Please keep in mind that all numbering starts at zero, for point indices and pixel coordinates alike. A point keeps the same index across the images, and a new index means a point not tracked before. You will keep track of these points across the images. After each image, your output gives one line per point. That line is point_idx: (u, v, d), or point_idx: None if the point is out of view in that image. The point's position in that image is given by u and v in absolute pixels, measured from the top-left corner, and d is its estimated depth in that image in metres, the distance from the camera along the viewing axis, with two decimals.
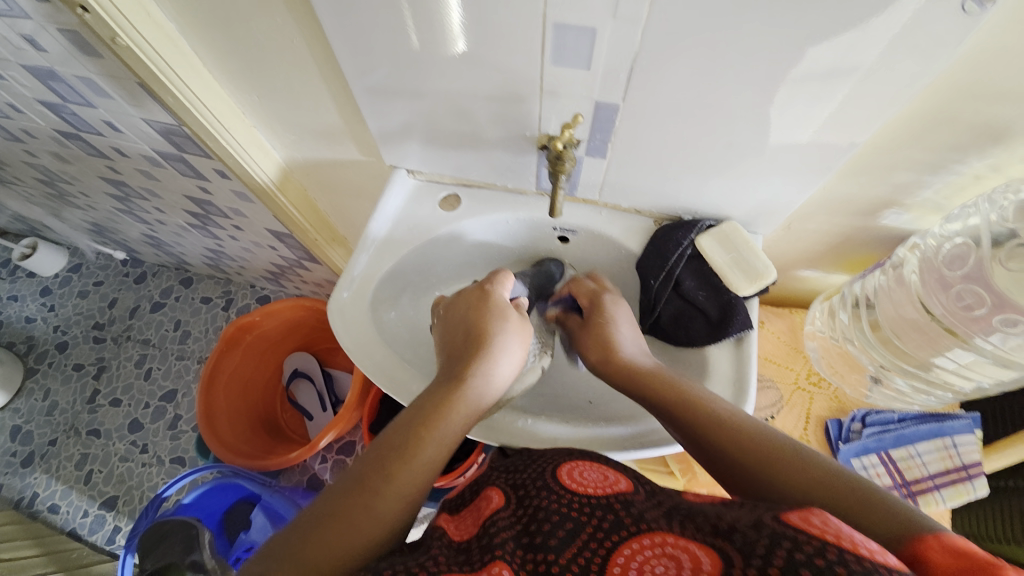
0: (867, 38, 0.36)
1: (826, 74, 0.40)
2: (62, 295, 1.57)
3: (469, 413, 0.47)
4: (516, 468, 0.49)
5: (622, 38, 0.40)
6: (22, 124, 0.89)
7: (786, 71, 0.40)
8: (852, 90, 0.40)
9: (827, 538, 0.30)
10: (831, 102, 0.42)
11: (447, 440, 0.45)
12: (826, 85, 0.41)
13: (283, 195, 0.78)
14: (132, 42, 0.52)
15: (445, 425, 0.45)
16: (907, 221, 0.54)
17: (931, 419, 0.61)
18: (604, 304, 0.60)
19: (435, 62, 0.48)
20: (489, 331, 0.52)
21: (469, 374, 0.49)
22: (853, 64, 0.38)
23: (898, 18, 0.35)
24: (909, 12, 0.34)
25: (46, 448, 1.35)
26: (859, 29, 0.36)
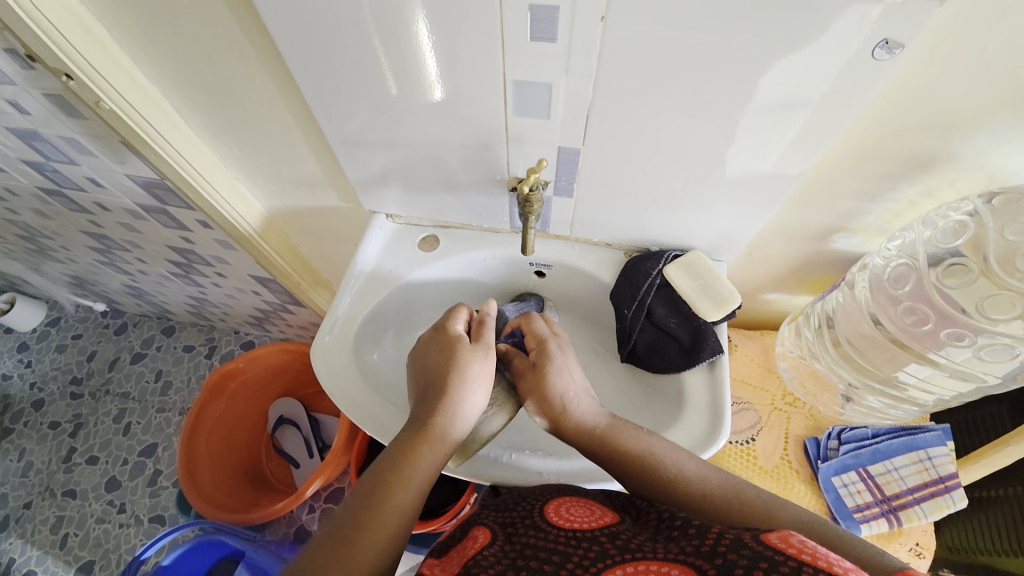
0: (793, 78, 0.40)
1: (770, 110, 0.43)
2: (39, 351, 1.54)
3: (438, 454, 0.48)
4: (507, 507, 0.49)
5: (577, 91, 0.44)
6: (4, 183, 0.90)
7: (743, 105, 0.43)
8: (802, 122, 0.44)
9: (803, 559, 0.31)
10: (782, 135, 0.45)
11: (417, 484, 0.46)
12: (779, 117, 0.44)
13: (265, 242, 0.80)
14: (116, 105, 0.55)
15: (416, 469, 0.46)
16: (855, 244, 0.58)
17: (903, 433, 0.64)
18: (554, 349, 0.56)
19: (407, 112, 0.51)
20: (452, 369, 0.52)
21: (435, 417, 0.49)
22: (786, 104, 0.42)
23: (825, 63, 0.39)
24: (836, 60, 0.38)
25: (19, 512, 1.29)
26: (799, 68, 0.39)
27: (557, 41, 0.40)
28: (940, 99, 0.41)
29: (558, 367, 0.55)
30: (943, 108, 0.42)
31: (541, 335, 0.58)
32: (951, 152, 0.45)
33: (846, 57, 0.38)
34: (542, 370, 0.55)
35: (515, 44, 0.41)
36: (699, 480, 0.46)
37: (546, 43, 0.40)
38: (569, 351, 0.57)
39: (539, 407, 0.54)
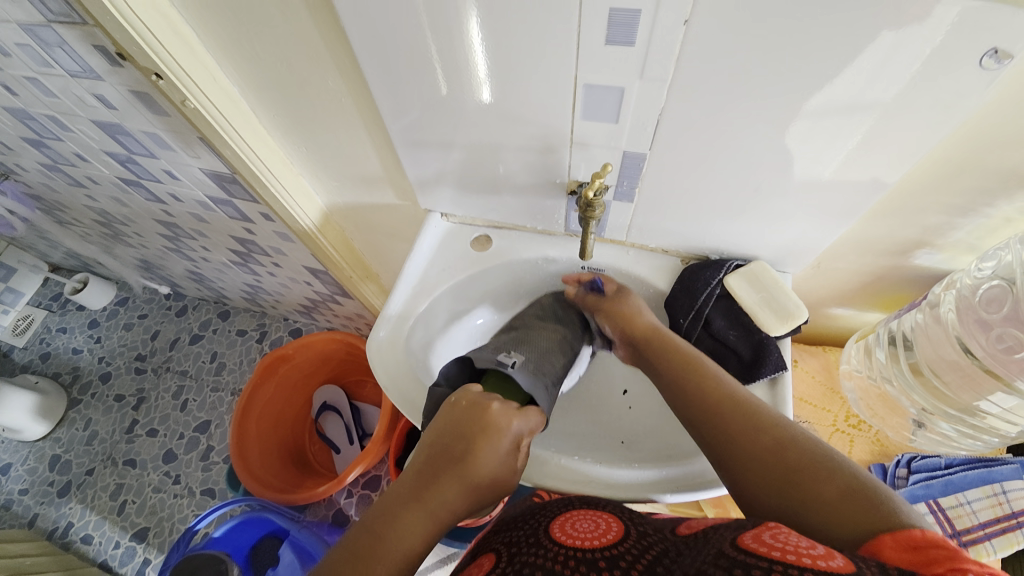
0: (886, 83, 0.38)
1: (832, 113, 0.41)
2: (108, 328, 1.66)
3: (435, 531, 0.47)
4: (514, 527, 0.50)
5: (648, 96, 0.43)
6: (87, 172, 0.97)
7: (798, 104, 0.41)
8: (865, 128, 0.41)
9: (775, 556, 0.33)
10: (846, 141, 0.43)
11: (409, 554, 0.45)
12: (843, 121, 0.41)
13: (323, 236, 0.83)
14: (201, 104, 0.58)
15: (408, 540, 0.45)
16: (939, 261, 0.54)
17: (979, 465, 0.59)
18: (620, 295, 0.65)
19: (470, 113, 0.51)
20: (481, 460, 0.48)
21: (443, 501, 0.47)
22: (874, 111, 0.40)
23: (899, 64, 0.36)
24: (909, 65, 0.36)
25: (83, 478, 1.40)
26: (868, 72, 0.37)
27: (633, 45, 0.39)
28: None
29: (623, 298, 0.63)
30: None
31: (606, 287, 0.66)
32: None
33: (924, 59, 0.36)
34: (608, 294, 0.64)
35: (588, 47, 0.41)
36: (755, 415, 0.47)
37: (620, 48, 0.40)
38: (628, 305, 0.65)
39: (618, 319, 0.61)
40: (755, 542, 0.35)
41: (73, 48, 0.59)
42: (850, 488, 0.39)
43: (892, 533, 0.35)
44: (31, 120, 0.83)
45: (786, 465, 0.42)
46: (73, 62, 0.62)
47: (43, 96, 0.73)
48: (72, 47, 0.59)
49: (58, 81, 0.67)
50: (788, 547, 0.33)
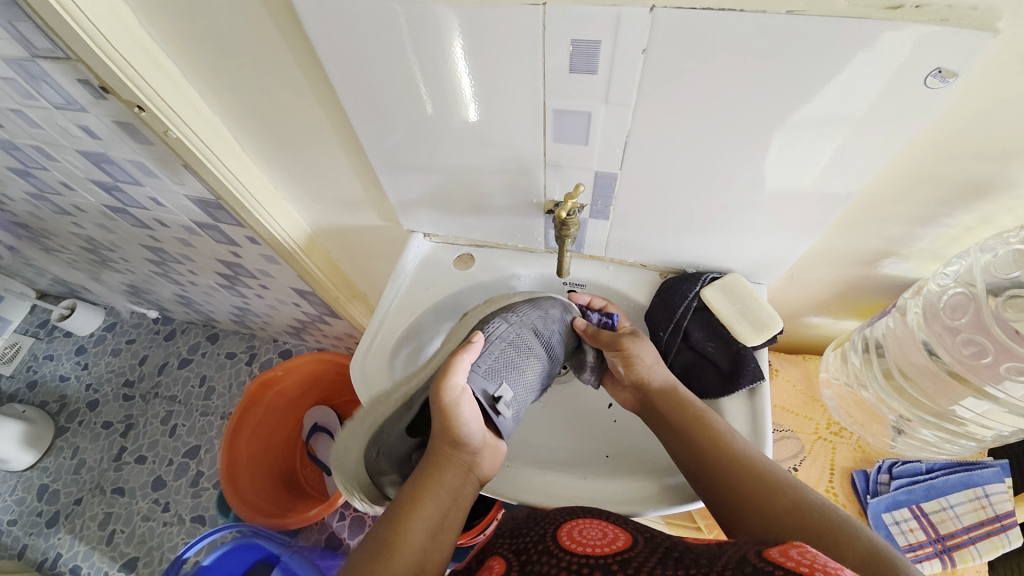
0: (847, 98, 0.39)
1: (809, 126, 0.42)
2: (96, 354, 1.64)
3: (434, 523, 0.48)
4: (520, 534, 0.52)
5: (616, 119, 0.45)
6: (73, 200, 0.97)
7: (785, 118, 0.42)
8: (840, 140, 0.43)
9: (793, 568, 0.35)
10: (822, 151, 0.44)
11: (414, 550, 0.45)
12: (819, 132, 0.42)
13: (309, 257, 0.83)
14: (182, 134, 0.59)
15: (409, 533, 0.46)
16: (906, 269, 0.56)
17: (959, 468, 0.60)
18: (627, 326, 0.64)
19: (445, 137, 0.52)
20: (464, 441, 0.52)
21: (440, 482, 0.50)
22: (829, 128, 0.42)
23: (865, 82, 0.38)
24: (876, 81, 0.38)
25: (71, 508, 1.37)
26: (838, 90, 0.39)
27: (597, 72, 0.41)
28: (1000, 120, 0.39)
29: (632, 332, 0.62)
30: (1002, 133, 0.40)
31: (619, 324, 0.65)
32: (1010, 178, 0.43)
33: (887, 78, 0.37)
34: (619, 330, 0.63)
35: (555, 75, 0.42)
36: (766, 475, 0.47)
37: (585, 75, 0.41)
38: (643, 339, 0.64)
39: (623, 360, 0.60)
40: (782, 555, 0.37)
41: (57, 81, 0.60)
42: (869, 552, 0.40)
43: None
44: (16, 151, 0.84)
45: (805, 529, 0.43)
46: (57, 95, 0.63)
47: (28, 126, 0.73)
48: (54, 79, 0.60)
49: (42, 112, 0.68)
50: (816, 562, 0.35)
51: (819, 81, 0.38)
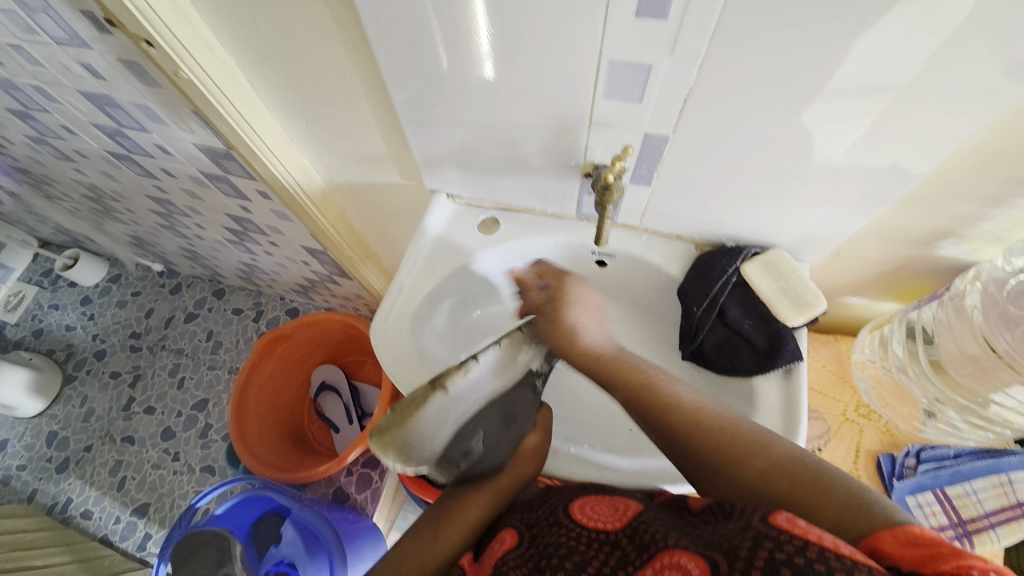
0: (906, 60, 0.36)
1: (848, 93, 0.39)
2: (101, 305, 1.63)
3: (489, 505, 0.57)
4: (532, 509, 0.54)
5: (676, 74, 0.41)
6: (74, 145, 0.93)
7: (835, 86, 0.39)
8: (882, 110, 0.40)
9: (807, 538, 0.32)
10: (861, 121, 0.41)
11: (467, 523, 0.56)
12: (854, 102, 0.40)
13: (323, 215, 0.80)
14: (193, 75, 0.54)
15: (464, 516, 0.56)
16: (964, 252, 0.53)
17: (986, 454, 0.59)
18: (571, 289, 0.59)
19: (481, 90, 0.48)
20: (532, 449, 0.59)
21: (499, 480, 0.59)
22: (914, 97, 0.38)
23: (930, 42, 0.34)
24: (923, 51, 0.35)
25: (81, 455, 1.40)
26: (886, 55, 0.36)
27: (666, 19, 0.37)
28: None
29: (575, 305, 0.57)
30: None
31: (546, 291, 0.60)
32: None
33: (947, 42, 0.34)
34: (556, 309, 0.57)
35: (616, 21, 0.38)
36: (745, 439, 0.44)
37: (653, 20, 0.37)
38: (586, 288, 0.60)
39: (552, 342, 0.57)
40: (790, 523, 0.34)
41: (55, 11, 0.55)
42: None
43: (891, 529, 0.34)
44: (14, 90, 0.79)
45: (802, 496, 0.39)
46: (56, 27, 0.58)
47: (26, 63, 0.68)
48: (54, 11, 0.55)
49: (40, 47, 0.63)
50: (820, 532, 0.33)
51: (898, 44, 0.35)
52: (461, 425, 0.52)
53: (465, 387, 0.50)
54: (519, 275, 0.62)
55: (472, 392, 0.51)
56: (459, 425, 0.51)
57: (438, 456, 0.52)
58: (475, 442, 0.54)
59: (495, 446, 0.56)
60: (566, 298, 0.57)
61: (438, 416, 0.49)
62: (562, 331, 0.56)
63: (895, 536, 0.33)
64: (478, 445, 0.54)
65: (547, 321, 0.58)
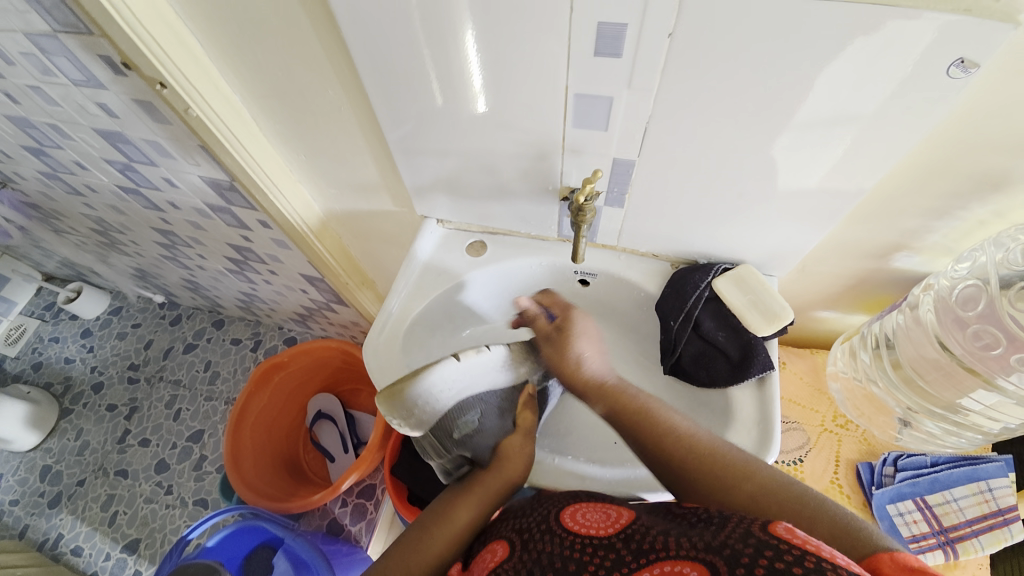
0: (841, 87, 0.40)
1: (818, 125, 0.43)
2: (101, 337, 1.65)
3: (479, 509, 0.59)
4: (524, 513, 0.54)
5: (636, 104, 0.45)
6: (86, 180, 0.98)
7: (790, 116, 0.43)
8: (824, 135, 0.44)
9: (806, 548, 0.35)
10: (830, 151, 0.45)
11: (456, 530, 0.58)
12: (819, 134, 0.44)
13: (320, 242, 0.84)
14: (202, 112, 0.59)
15: (453, 522, 0.58)
16: (918, 263, 0.56)
17: (964, 462, 0.60)
18: (576, 319, 0.63)
19: (465, 121, 0.53)
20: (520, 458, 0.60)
21: (487, 484, 0.60)
22: (852, 124, 0.43)
23: (857, 73, 0.39)
24: (852, 80, 0.40)
25: (74, 489, 1.39)
26: (852, 86, 0.40)
27: (621, 56, 0.41)
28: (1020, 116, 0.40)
29: (580, 334, 0.62)
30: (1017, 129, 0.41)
31: (561, 308, 0.65)
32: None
33: (868, 73, 0.39)
34: (563, 335, 0.63)
35: (578, 59, 0.43)
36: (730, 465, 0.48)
37: (610, 58, 0.42)
38: (590, 321, 0.64)
39: (557, 366, 0.62)
40: (789, 534, 0.37)
41: (78, 59, 0.61)
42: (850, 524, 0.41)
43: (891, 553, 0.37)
44: (33, 129, 0.85)
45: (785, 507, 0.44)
46: (78, 73, 0.63)
47: (47, 105, 0.74)
48: (78, 59, 0.61)
49: (62, 90, 0.69)
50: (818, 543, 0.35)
51: (828, 72, 0.39)
52: (459, 404, 0.56)
53: (473, 362, 0.55)
54: (524, 305, 0.67)
55: (478, 372, 0.56)
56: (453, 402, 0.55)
57: (431, 424, 0.55)
58: (467, 421, 0.58)
59: (489, 428, 0.60)
60: (575, 329, 0.62)
61: (446, 382, 0.53)
62: (565, 364, 0.62)
63: (895, 560, 0.36)
64: (473, 421, 0.59)
65: (551, 349, 0.63)
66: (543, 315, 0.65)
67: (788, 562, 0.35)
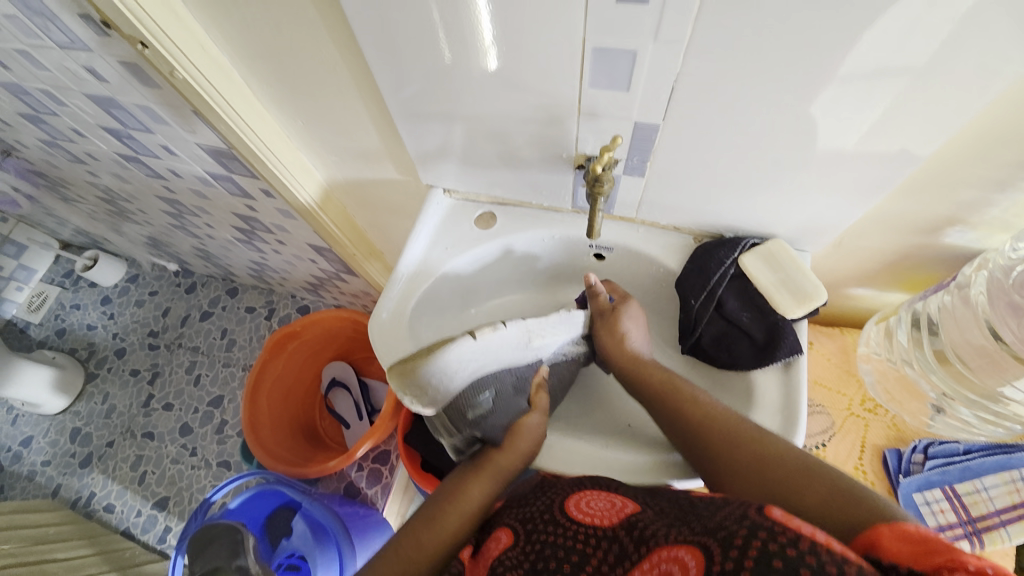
0: (904, 36, 0.34)
1: (860, 78, 0.38)
2: (121, 304, 1.67)
3: (490, 486, 0.58)
4: (527, 502, 0.53)
5: (660, 61, 0.40)
6: (87, 149, 0.95)
7: (832, 71, 0.38)
8: (877, 94, 0.39)
9: (805, 532, 0.33)
10: (870, 108, 0.40)
11: (468, 510, 0.57)
12: (867, 87, 0.38)
13: (324, 212, 0.80)
14: (189, 74, 0.55)
15: (464, 501, 0.57)
16: (971, 240, 0.51)
17: (998, 450, 0.56)
18: (630, 303, 0.61)
19: (473, 82, 0.48)
20: (524, 432, 0.57)
21: (495, 460, 0.58)
22: (901, 77, 0.37)
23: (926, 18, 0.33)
24: (918, 29, 0.34)
25: (104, 449, 1.45)
26: (905, 31, 0.34)
27: (647, 3, 0.36)
28: None
29: (631, 316, 0.60)
30: None
31: (621, 294, 0.62)
32: None
33: (940, 18, 0.33)
34: (616, 318, 0.60)
35: (598, 7, 0.37)
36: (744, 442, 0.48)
37: (635, 6, 0.36)
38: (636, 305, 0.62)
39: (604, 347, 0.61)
40: (786, 517, 0.34)
41: (59, 17, 0.57)
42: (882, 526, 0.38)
43: (889, 524, 0.35)
44: (26, 95, 0.81)
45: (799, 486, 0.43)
46: (62, 34, 0.59)
47: (36, 69, 0.70)
48: (58, 17, 0.56)
49: (47, 53, 0.65)
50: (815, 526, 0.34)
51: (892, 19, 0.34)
52: (475, 384, 0.52)
53: (492, 339, 0.51)
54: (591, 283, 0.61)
55: (498, 349, 0.52)
56: (468, 381, 0.51)
57: (445, 402, 0.52)
58: (483, 401, 0.53)
59: (502, 409, 0.55)
60: (629, 313, 0.60)
61: (460, 358, 0.49)
62: (615, 346, 0.60)
63: (896, 533, 0.34)
64: (487, 404, 0.54)
65: (606, 332, 0.61)
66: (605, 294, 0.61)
67: (782, 544, 0.33)
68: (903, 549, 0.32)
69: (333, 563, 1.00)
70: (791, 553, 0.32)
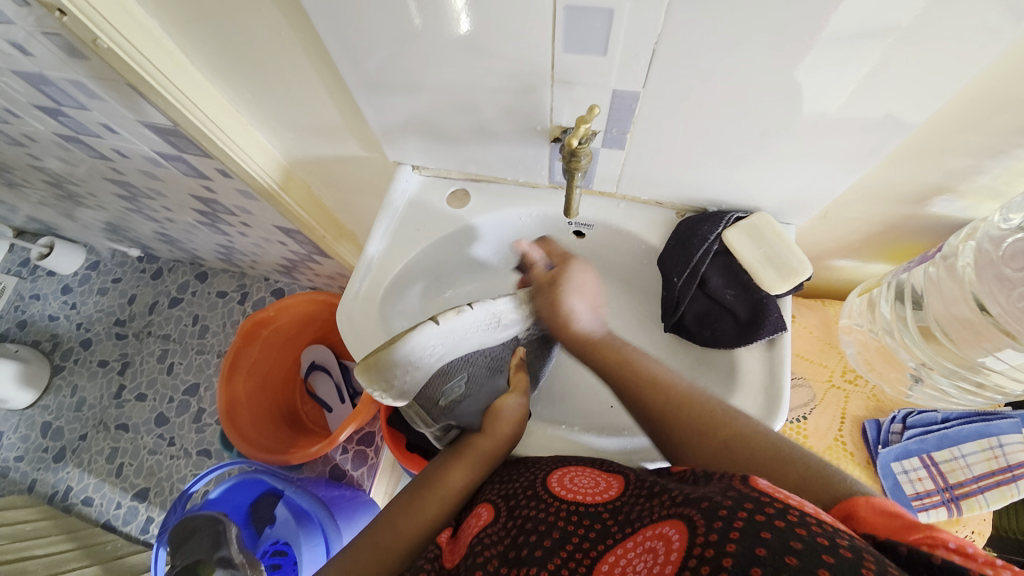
0: None
1: (847, 40, 0.35)
2: (83, 293, 1.58)
3: (472, 471, 0.56)
4: (510, 479, 0.53)
5: (641, 20, 0.36)
6: (23, 129, 0.87)
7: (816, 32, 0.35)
8: (870, 57, 0.36)
9: (787, 502, 0.32)
10: (854, 70, 0.37)
11: (449, 495, 0.55)
12: (849, 51, 0.36)
13: (287, 193, 0.74)
14: (113, 44, 0.49)
15: (444, 485, 0.55)
16: (958, 208, 0.50)
17: (976, 418, 0.58)
18: (576, 269, 0.57)
19: (439, 47, 0.43)
20: (506, 415, 0.57)
21: (478, 445, 0.57)
22: (887, 37, 0.34)
23: None
24: None
25: (77, 443, 1.40)
26: None
27: None
28: None
29: (576, 287, 0.57)
30: None
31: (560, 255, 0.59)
32: None
33: None
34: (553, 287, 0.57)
35: None
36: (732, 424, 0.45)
37: None
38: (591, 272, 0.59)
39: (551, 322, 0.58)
40: (772, 488, 0.34)
41: None
42: None
43: (866, 497, 0.35)
44: None
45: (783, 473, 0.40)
46: None
47: None
48: None
49: None
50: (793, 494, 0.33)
51: None
52: (444, 365, 0.50)
53: (457, 324, 0.47)
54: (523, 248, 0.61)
55: (464, 333, 0.49)
56: (435, 367, 0.49)
57: (416, 391, 0.49)
58: (454, 385, 0.53)
59: (478, 392, 0.56)
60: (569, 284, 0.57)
61: (422, 347, 0.45)
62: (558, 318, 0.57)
63: (871, 503, 0.34)
64: (460, 388, 0.54)
65: (540, 301, 0.57)
66: (540, 262, 0.59)
67: (770, 515, 0.31)
68: (880, 521, 0.33)
69: (318, 546, 0.97)
70: (778, 522, 0.30)
